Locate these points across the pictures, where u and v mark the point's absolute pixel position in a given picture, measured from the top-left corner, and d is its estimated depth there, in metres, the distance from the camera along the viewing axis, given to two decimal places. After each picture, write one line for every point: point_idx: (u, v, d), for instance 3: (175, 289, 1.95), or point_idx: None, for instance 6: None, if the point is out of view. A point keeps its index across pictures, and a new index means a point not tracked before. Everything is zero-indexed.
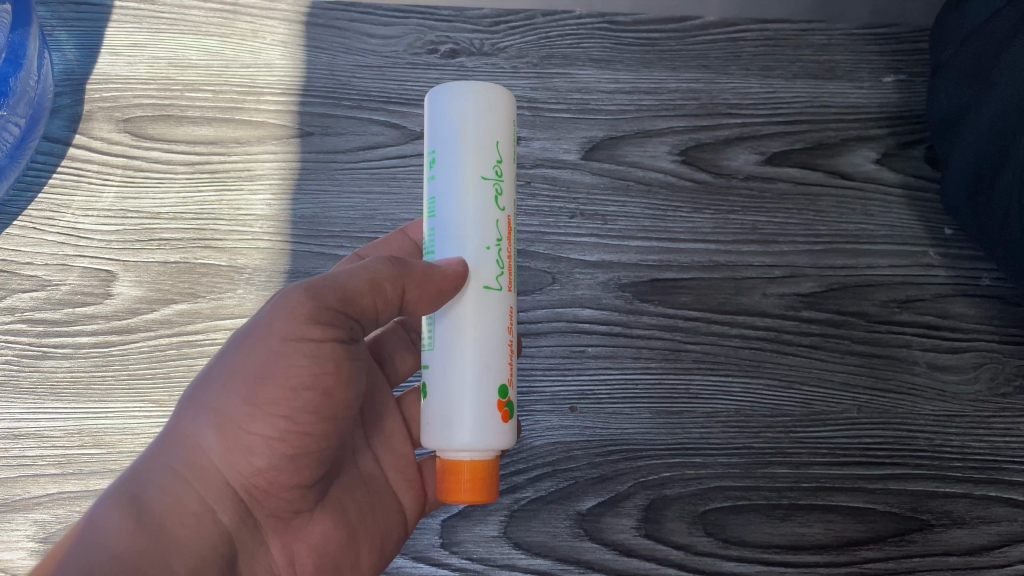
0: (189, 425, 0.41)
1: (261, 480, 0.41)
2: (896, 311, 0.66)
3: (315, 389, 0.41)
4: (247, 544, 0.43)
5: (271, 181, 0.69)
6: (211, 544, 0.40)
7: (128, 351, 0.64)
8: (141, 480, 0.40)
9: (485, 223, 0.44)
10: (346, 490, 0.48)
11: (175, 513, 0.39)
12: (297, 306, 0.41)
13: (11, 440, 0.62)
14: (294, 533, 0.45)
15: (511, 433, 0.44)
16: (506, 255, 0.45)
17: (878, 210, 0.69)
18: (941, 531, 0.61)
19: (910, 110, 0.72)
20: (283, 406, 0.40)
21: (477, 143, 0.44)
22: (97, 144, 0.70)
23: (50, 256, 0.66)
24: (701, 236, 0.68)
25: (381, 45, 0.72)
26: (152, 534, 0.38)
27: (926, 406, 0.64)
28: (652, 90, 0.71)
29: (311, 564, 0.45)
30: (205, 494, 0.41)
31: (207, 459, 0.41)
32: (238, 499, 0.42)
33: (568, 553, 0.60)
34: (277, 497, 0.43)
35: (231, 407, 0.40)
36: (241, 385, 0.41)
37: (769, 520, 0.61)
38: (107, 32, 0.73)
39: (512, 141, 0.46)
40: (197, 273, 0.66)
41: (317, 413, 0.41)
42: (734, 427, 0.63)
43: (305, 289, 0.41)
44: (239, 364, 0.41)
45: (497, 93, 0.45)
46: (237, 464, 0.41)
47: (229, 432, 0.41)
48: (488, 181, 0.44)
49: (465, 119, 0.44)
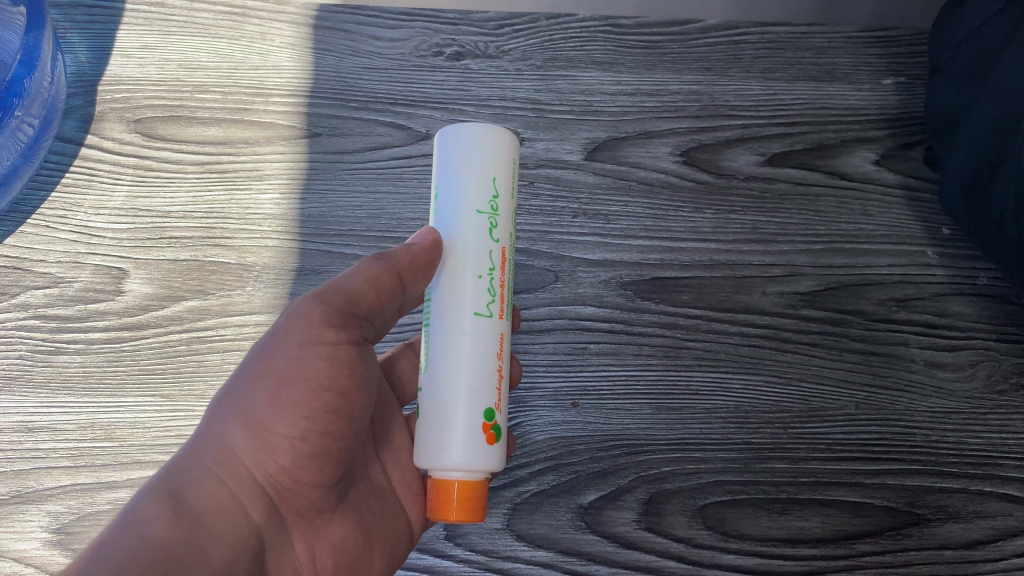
0: (218, 426, 0.43)
1: (287, 477, 0.44)
2: (894, 310, 0.67)
3: (333, 390, 0.44)
4: (274, 541, 0.45)
5: (279, 181, 0.70)
6: (242, 538, 0.42)
7: (139, 347, 0.65)
8: (175, 479, 0.42)
9: (479, 253, 0.46)
10: (360, 495, 0.50)
11: (208, 508, 0.41)
12: (309, 313, 0.44)
13: (26, 433, 0.63)
14: (316, 531, 0.47)
15: (499, 456, 0.46)
16: (499, 285, 0.47)
17: (877, 210, 0.70)
18: (937, 525, 0.62)
19: (909, 112, 0.73)
20: (305, 406, 0.43)
21: (474, 179, 0.46)
22: (109, 144, 0.71)
23: (63, 253, 0.68)
24: (702, 235, 0.69)
25: (387, 48, 0.73)
26: (186, 525, 0.40)
27: (923, 403, 0.65)
28: (654, 92, 0.73)
29: (331, 561, 0.47)
30: (234, 491, 0.43)
31: (236, 458, 0.43)
32: (265, 497, 0.44)
33: (570, 545, 0.61)
34: (300, 495, 0.45)
35: (257, 408, 0.43)
36: (266, 388, 0.43)
37: (767, 514, 0.62)
38: (118, 34, 0.74)
39: (513, 179, 0.48)
40: (207, 270, 0.67)
41: (335, 414, 0.44)
42: (734, 423, 0.64)
43: (315, 298, 0.45)
44: (262, 368, 0.44)
45: (498, 133, 0.47)
46: (263, 462, 0.43)
47: (255, 433, 0.43)
48: (483, 214, 0.46)
49: (463, 155, 0.46)
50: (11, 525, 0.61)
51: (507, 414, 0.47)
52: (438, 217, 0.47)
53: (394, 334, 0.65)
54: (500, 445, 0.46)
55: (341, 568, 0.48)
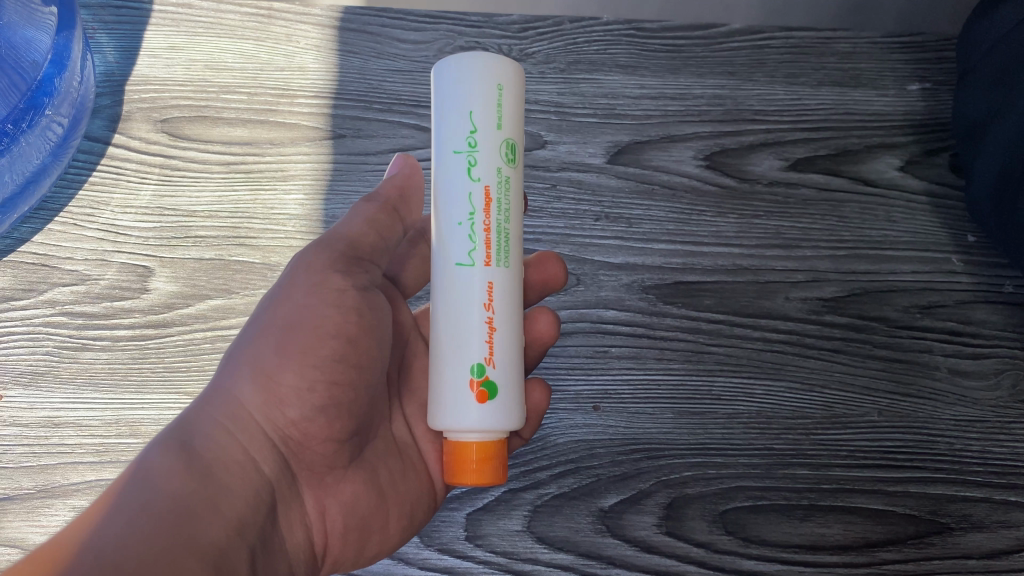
0: (228, 379, 0.45)
1: (296, 427, 0.45)
2: (917, 317, 0.67)
3: (340, 337, 0.45)
4: (287, 497, 0.45)
5: (304, 181, 0.70)
6: (255, 490, 0.43)
7: (164, 345, 0.66)
8: (188, 431, 0.43)
9: (459, 197, 0.46)
10: (375, 456, 0.51)
11: (221, 457, 0.42)
12: (316, 263, 0.46)
13: (51, 429, 0.64)
14: (327, 489, 0.47)
15: (518, 414, 0.46)
16: (483, 229, 0.46)
17: (902, 216, 0.69)
18: (961, 534, 0.61)
19: (934, 118, 0.73)
20: (312, 354, 0.44)
21: (452, 116, 0.46)
22: (136, 143, 0.72)
23: (89, 251, 0.68)
24: (725, 239, 0.69)
25: (412, 50, 0.74)
26: (199, 474, 0.40)
27: (946, 410, 0.64)
28: (677, 95, 0.73)
29: (341, 522, 0.48)
30: (245, 443, 0.43)
31: (247, 407, 0.44)
32: (274, 450, 0.45)
33: (590, 548, 0.61)
34: (311, 451, 0.46)
35: (266, 358, 0.44)
36: (274, 337, 0.44)
37: (788, 520, 0.61)
38: (145, 35, 0.75)
39: (498, 107, 0.46)
40: (231, 270, 0.68)
41: (343, 362, 0.45)
42: (756, 428, 0.63)
43: (316, 247, 0.47)
44: (271, 320, 0.45)
45: (480, 62, 0.46)
46: (272, 413, 0.44)
47: (263, 383, 0.44)
48: (461, 153, 0.46)
49: (445, 91, 0.46)
50: (37, 519, 0.61)
51: (507, 366, 0.46)
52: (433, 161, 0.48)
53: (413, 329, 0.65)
54: (517, 400, 0.46)
55: (352, 527, 0.48)
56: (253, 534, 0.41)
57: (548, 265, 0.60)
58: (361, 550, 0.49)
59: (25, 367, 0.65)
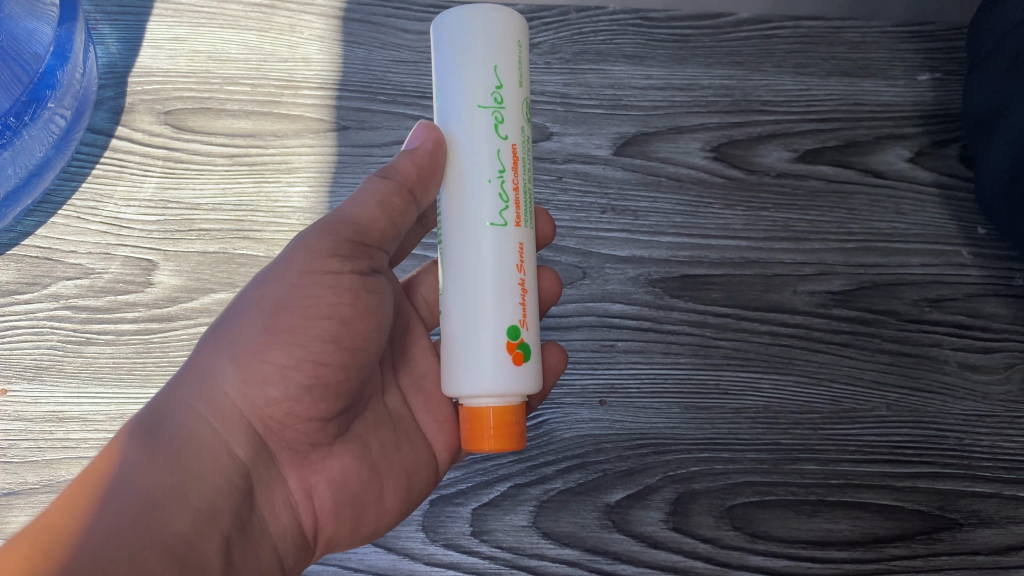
0: (209, 360, 0.44)
1: (278, 407, 0.44)
2: (927, 310, 0.66)
3: (332, 318, 0.44)
4: (265, 476, 0.45)
5: (309, 174, 0.70)
6: (230, 473, 0.42)
7: (169, 339, 0.65)
8: (162, 416, 0.42)
9: (487, 155, 0.45)
10: (366, 428, 0.50)
11: (197, 443, 0.42)
12: (315, 245, 0.45)
13: (55, 423, 0.63)
14: (313, 466, 0.47)
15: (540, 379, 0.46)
16: (512, 187, 0.45)
17: (910, 208, 0.69)
18: (970, 530, 0.61)
19: (944, 108, 0.72)
20: (300, 335, 0.43)
21: (473, 69, 0.45)
22: (139, 136, 0.71)
23: (93, 245, 0.68)
24: (732, 233, 0.68)
25: (416, 40, 0.73)
26: (172, 460, 0.40)
27: (955, 405, 0.64)
28: (685, 86, 0.72)
29: (329, 497, 0.47)
30: (222, 426, 0.43)
31: (226, 390, 0.44)
32: (254, 431, 0.44)
33: (596, 544, 0.60)
34: (293, 430, 0.45)
35: (248, 338, 0.43)
36: (260, 316, 0.44)
37: (795, 515, 0.61)
38: (148, 25, 0.74)
39: (518, 63, 0.46)
40: (235, 263, 0.67)
41: (333, 343, 0.44)
42: (763, 424, 0.63)
43: (321, 229, 0.46)
44: (259, 298, 0.44)
45: (498, 14, 0.45)
46: (253, 394, 0.44)
47: (245, 363, 0.43)
48: (486, 110, 0.45)
49: (463, 42, 0.45)
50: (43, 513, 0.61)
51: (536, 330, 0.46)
52: (443, 118, 0.46)
53: None
54: (532, 363, 0.45)
55: (342, 504, 0.48)
56: (227, 519, 0.41)
57: (537, 221, 0.59)
58: (354, 525, 0.49)
59: (30, 361, 0.65)
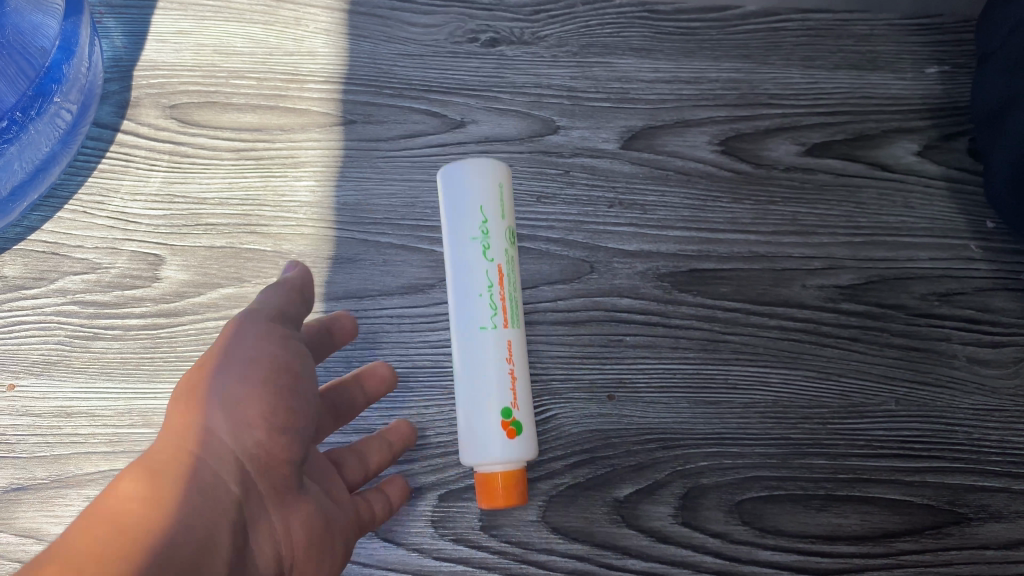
0: (185, 420, 0.46)
1: (255, 446, 0.46)
2: (935, 304, 0.66)
3: (287, 373, 0.48)
4: (251, 518, 0.45)
5: (315, 168, 0.70)
6: (221, 511, 0.43)
7: (176, 334, 0.65)
8: (148, 467, 0.43)
9: None
10: (318, 485, 0.51)
11: (185, 488, 0.43)
12: (255, 327, 0.50)
13: (64, 418, 0.63)
14: (288, 509, 0.47)
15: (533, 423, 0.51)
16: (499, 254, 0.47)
17: (919, 202, 0.69)
18: (978, 524, 0.60)
19: (953, 101, 0.72)
20: (266, 382, 0.47)
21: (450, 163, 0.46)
22: (145, 130, 0.71)
23: (100, 239, 0.68)
24: (741, 227, 0.68)
25: (421, 33, 0.73)
26: (165, 503, 0.41)
27: (964, 400, 0.63)
28: (692, 79, 0.72)
29: (304, 538, 0.47)
30: (206, 472, 0.44)
31: (202, 440, 0.45)
32: (235, 476, 0.45)
33: (606, 538, 0.60)
34: (271, 470, 0.46)
35: (222, 392, 0.47)
36: (196, 387, 0.47)
37: (804, 510, 0.61)
38: (153, 19, 0.74)
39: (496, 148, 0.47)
40: (242, 258, 0.67)
41: (293, 390, 0.48)
42: (772, 419, 0.63)
43: (243, 322, 0.50)
44: (223, 360, 0.48)
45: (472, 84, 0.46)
46: (231, 440, 0.45)
47: (221, 414, 0.46)
48: None
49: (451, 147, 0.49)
50: (53, 507, 0.61)
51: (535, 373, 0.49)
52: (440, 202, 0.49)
53: (429, 326, 0.65)
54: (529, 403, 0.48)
55: (314, 543, 0.48)
56: (221, 551, 0.41)
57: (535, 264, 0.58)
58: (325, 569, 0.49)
59: (38, 356, 0.65)
